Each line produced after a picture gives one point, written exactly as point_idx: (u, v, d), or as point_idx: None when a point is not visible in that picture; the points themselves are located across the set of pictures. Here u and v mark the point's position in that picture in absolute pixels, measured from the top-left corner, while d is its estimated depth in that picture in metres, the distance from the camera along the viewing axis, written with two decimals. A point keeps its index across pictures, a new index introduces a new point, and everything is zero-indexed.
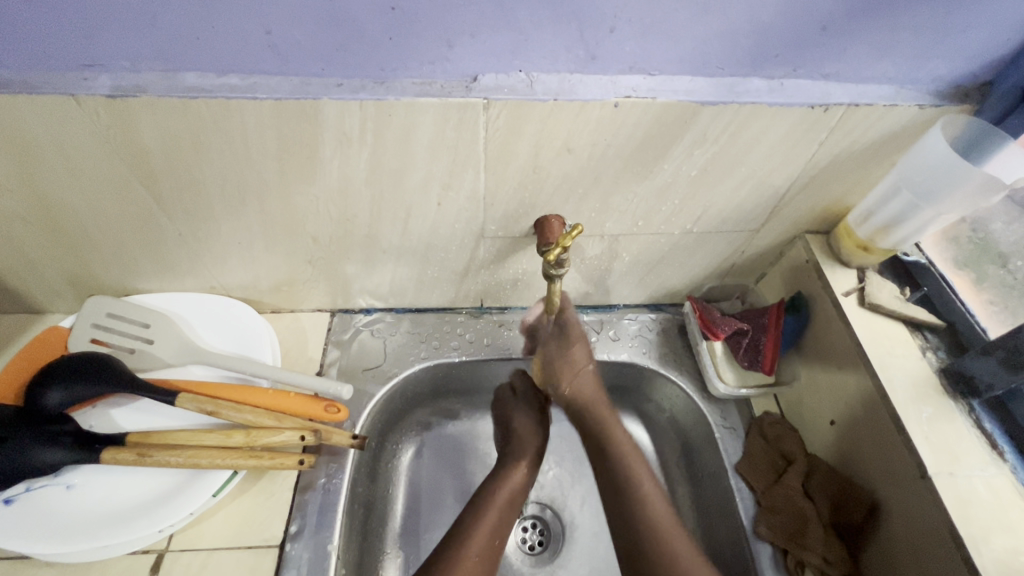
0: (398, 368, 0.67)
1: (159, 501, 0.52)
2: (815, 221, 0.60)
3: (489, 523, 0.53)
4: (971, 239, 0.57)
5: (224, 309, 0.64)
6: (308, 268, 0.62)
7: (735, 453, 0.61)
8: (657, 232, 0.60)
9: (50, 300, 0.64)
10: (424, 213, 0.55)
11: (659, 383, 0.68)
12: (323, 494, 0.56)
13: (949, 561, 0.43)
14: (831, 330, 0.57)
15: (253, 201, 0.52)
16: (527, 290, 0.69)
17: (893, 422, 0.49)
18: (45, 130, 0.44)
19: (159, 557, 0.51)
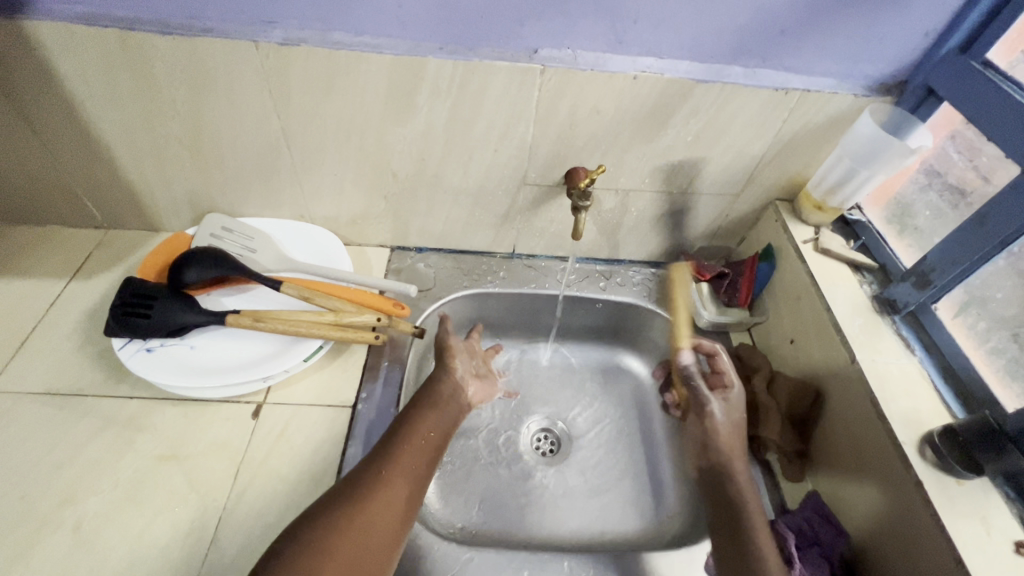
0: (445, 293, 0.82)
1: (263, 359, 0.66)
2: (783, 190, 0.77)
3: (427, 434, 0.62)
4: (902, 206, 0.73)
5: (310, 233, 0.80)
6: (382, 203, 0.78)
7: (715, 370, 0.76)
8: (660, 190, 0.76)
9: (168, 217, 0.79)
10: (482, 158, 0.71)
11: (656, 320, 0.84)
12: (387, 373, 0.71)
13: (867, 417, 0.58)
14: (791, 269, 0.73)
15: (354, 138, 0.69)
16: (553, 239, 0.85)
17: (834, 326, 0.64)
18: (224, 67, 0.60)
19: (258, 407, 0.65)
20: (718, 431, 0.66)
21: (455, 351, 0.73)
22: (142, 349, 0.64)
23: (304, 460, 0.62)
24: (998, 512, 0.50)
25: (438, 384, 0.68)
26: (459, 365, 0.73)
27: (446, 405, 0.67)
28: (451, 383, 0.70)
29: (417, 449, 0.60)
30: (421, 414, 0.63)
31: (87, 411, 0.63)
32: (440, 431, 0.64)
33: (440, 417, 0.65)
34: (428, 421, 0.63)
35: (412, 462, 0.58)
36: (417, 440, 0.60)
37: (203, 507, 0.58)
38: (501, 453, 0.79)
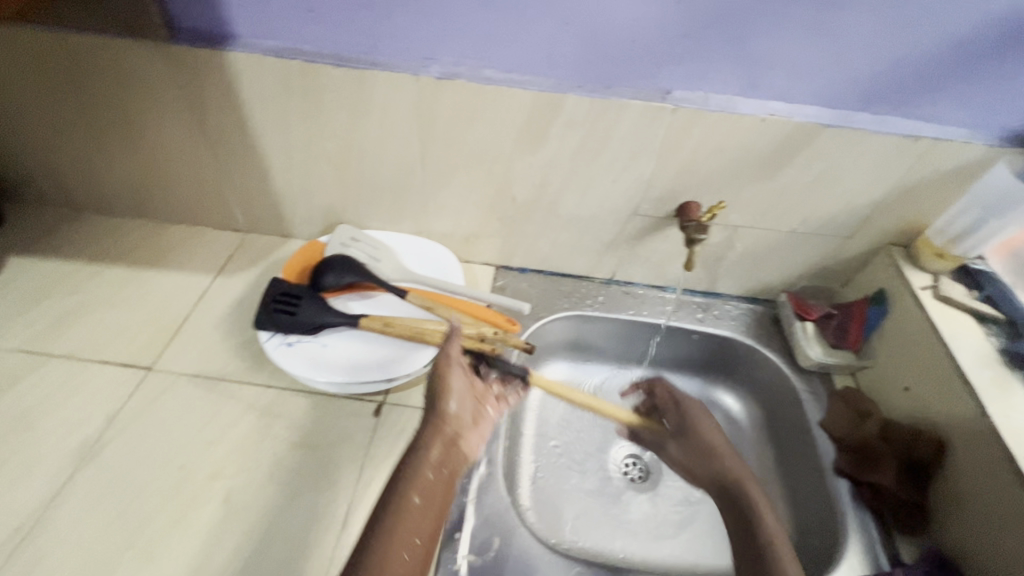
0: (546, 312, 0.85)
1: (386, 362, 0.71)
2: (898, 235, 0.76)
3: (406, 540, 0.49)
4: None
5: (426, 247, 0.86)
6: (496, 224, 0.83)
7: (817, 412, 0.75)
8: (771, 227, 0.78)
9: (301, 225, 0.87)
10: (600, 187, 0.75)
11: (754, 357, 0.84)
12: None
13: (1000, 473, 0.56)
14: (907, 316, 0.72)
15: (484, 164, 0.74)
16: (654, 269, 0.87)
17: (959, 377, 0.63)
18: (383, 97, 0.68)
19: (379, 405, 0.70)
20: (700, 432, 0.63)
21: (449, 388, 0.58)
22: (283, 343, 0.71)
23: None
24: None
25: (417, 469, 0.52)
26: (449, 414, 0.56)
27: (433, 483, 0.53)
28: (441, 447, 0.55)
29: (397, 563, 0.47)
30: (398, 513, 0.49)
31: (232, 395, 0.69)
32: (424, 529, 0.50)
33: (423, 504, 0.51)
34: (409, 521, 0.49)
35: None
36: (392, 566, 0.47)
37: (331, 494, 0.62)
38: (593, 473, 0.81)
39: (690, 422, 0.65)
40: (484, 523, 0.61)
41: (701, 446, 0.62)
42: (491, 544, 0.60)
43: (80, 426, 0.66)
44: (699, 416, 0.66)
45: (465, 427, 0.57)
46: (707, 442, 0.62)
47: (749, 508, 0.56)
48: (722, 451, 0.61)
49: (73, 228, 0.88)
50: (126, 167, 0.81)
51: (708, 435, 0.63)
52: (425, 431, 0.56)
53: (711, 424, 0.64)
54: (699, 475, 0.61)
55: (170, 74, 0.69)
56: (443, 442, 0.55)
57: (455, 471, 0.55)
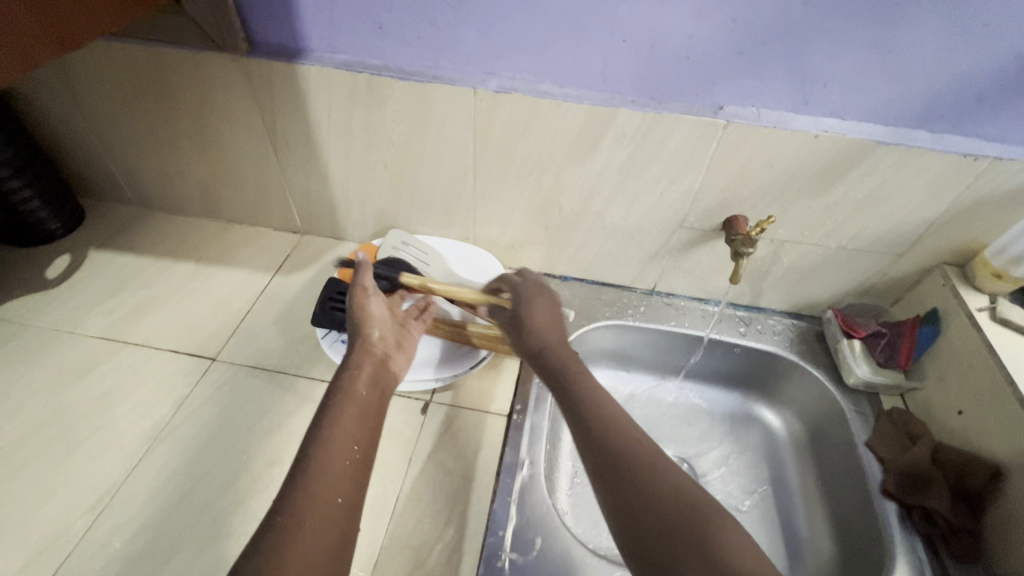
0: (588, 320, 0.87)
1: (434, 361, 0.75)
2: (953, 255, 0.75)
3: (340, 447, 0.50)
4: None
5: (473, 252, 0.88)
6: (542, 233, 0.85)
7: (864, 431, 0.74)
8: (818, 243, 0.77)
9: (355, 228, 0.92)
10: (646, 199, 0.77)
11: (798, 373, 0.83)
12: (539, 388, 0.76)
13: None
14: (963, 337, 0.70)
15: (533, 173, 0.77)
16: (696, 281, 0.87)
17: (1018, 402, 0.61)
18: (441, 108, 0.71)
19: (426, 403, 0.73)
20: (533, 322, 0.65)
21: (373, 317, 0.65)
22: (339, 340, 0.76)
23: (467, 457, 0.68)
24: None
25: (347, 391, 0.56)
26: (375, 336, 0.63)
27: (369, 394, 0.57)
28: (373, 366, 0.60)
29: (341, 467, 0.49)
30: (329, 425, 0.51)
31: (289, 387, 0.73)
32: (363, 430, 0.53)
33: (359, 410, 0.54)
34: (345, 427, 0.52)
35: (336, 491, 0.47)
36: (332, 470, 0.48)
37: (380, 486, 0.65)
38: None
39: (521, 298, 0.68)
40: (527, 523, 0.63)
41: (529, 326, 0.65)
42: (534, 544, 0.62)
43: (152, 408, 0.71)
44: (538, 307, 0.66)
45: (385, 345, 0.64)
46: (529, 315, 0.65)
47: (573, 392, 0.57)
48: (540, 323, 0.64)
49: (147, 225, 0.95)
50: (198, 169, 0.87)
51: (533, 307, 0.66)
52: (355, 354, 0.61)
53: (544, 294, 0.68)
54: (547, 368, 0.61)
55: (244, 85, 0.74)
56: (365, 359, 0.60)
57: (384, 384, 0.60)
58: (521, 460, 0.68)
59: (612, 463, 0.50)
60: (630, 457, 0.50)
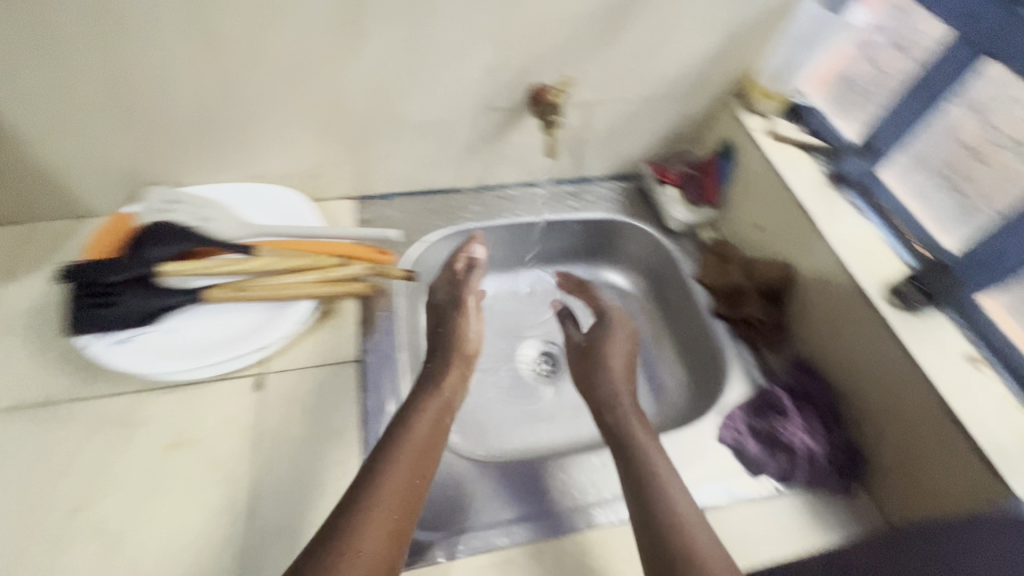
0: (422, 235, 0.80)
1: (253, 330, 0.63)
2: (734, 85, 0.80)
3: (404, 468, 0.50)
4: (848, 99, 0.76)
5: (268, 192, 0.74)
6: (341, 150, 0.74)
7: (690, 267, 0.81)
8: (621, 98, 0.77)
9: (97, 199, 0.70)
10: (442, 84, 0.68)
11: (629, 231, 0.87)
12: (385, 321, 0.70)
13: (835, 276, 0.65)
14: (751, 160, 0.77)
15: (301, 77, 0.63)
16: (520, 165, 0.84)
17: (797, 205, 0.70)
18: (142, 9, 0.54)
19: (260, 377, 0.63)
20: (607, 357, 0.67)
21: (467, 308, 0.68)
22: (114, 341, 0.59)
23: (324, 417, 0.61)
24: (953, 331, 0.58)
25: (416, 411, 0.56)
26: (469, 334, 0.66)
27: (437, 399, 0.58)
28: (435, 378, 0.60)
29: (401, 487, 0.48)
30: (400, 434, 0.52)
31: (69, 416, 0.58)
32: (433, 452, 0.53)
33: (426, 425, 0.54)
34: (411, 442, 0.52)
35: (393, 510, 0.47)
36: (392, 489, 0.48)
37: (231, 485, 0.56)
38: (504, 379, 0.82)
39: (608, 324, 0.72)
40: None
41: (611, 369, 0.66)
42: None
43: None
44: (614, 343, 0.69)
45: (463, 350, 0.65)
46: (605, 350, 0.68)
47: (637, 449, 0.56)
48: (613, 368, 0.66)
49: None
50: None
51: (612, 346, 0.69)
52: (442, 355, 0.63)
53: (630, 330, 0.72)
54: (611, 425, 0.60)
55: None
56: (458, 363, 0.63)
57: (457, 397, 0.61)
58: (383, 398, 0.63)
59: (647, 505, 0.51)
60: (674, 518, 0.49)
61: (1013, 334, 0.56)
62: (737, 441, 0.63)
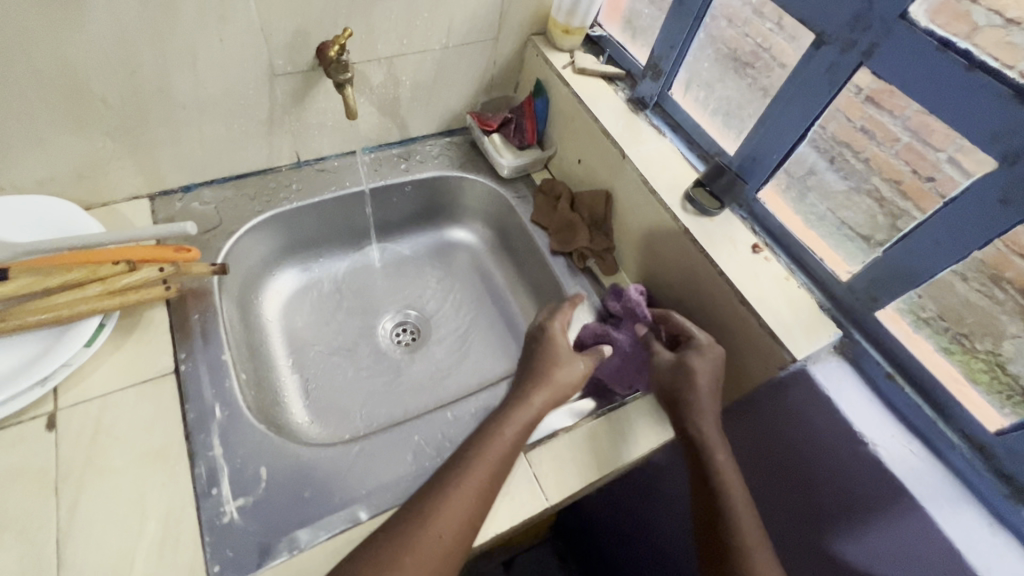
0: (237, 225, 0.73)
1: (27, 365, 0.54)
2: (534, 23, 0.80)
3: (478, 476, 0.51)
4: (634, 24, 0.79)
5: (26, 204, 0.62)
6: (108, 143, 0.64)
7: (527, 211, 0.83)
8: (424, 48, 0.74)
9: None
10: (209, 53, 0.61)
11: (466, 185, 0.86)
12: (203, 323, 0.64)
13: (642, 195, 0.69)
14: (562, 97, 0.79)
15: (20, 62, 0.53)
16: (336, 134, 0.79)
17: (604, 133, 0.73)
18: None
19: (52, 416, 0.55)
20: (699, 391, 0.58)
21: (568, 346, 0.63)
22: None
23: (140, 441, 0.55)
24: (740, 228, 0.64)
25: (485, 444, 0.53)
26: (558, 336, 0.64)
27: (525, 407, 0.57)
28: (549, 380, 0.59)
29: (470, 490, 0.50)
30: (481, 437, 0.54)
31: None
32: (503, 459, 0.53)
33: (507, 434, 0.54)
34: (488, 450, 0.53)
35: (455, 514, 0.48)
36: (461, 492, 0.49)
37: (25, 543, 0.48)
38: (364, 358, 0.79)
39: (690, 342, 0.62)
40: (243, 461, 0.55)
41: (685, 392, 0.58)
42: (260, 475, 0.55)
43: None
44: (687, 379, 0.58)
45: (572, 373, 0.60)
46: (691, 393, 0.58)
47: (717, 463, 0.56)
48: (703, 410, 0.57)
49: None
50: None
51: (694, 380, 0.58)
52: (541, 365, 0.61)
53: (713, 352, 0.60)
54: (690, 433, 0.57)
55: None
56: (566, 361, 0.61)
57: (552, 395, 0.58)
58: (208, 405, 0.58)
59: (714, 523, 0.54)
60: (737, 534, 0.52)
61: (788, 220, 0.62)
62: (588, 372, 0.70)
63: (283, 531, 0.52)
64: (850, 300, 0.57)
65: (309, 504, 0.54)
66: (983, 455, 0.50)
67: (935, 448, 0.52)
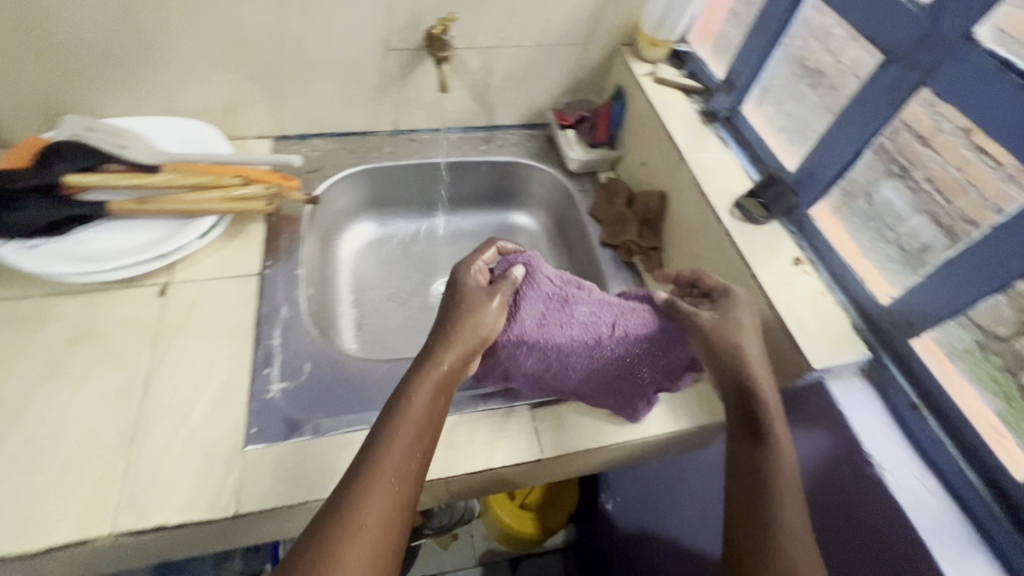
0: (335, 171, 0.85)
1: (156, 241, 0.68)
2: (624, 34, 0.86)
3: (399, 452, 0.45)
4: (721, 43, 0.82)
5: (184, 125, 0.78)
6: (252, 87, 0.79)
7: (586, 203, 0.88)
8: (518, 44, 0.83)
9: (18, 127, 0.75)
10: (342, 23, 0.74)
11: (535, 174, 0.93)
12: (290, 243, 0.76)
13: (693, 197, 0.71)
14: (637, 102, 0.84)
15: (205, 12, 0.69)
16: (431, 110, 0.89)
17: (668, 137, 0.76)
18: None
19: (164, 286, 0.68)
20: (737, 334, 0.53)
21: (477, 291, 0.55)
22: (26, 247, 0.64)
23: (221, 320, 0.66)
24: (785, 241, 0.65)
25: (393, 429, 0.46)
26: (472, 277, 0.56)
27: (436, 374, 0.50)
28: (460, 333, 0.52)
29: (396, 475, 0.44)
30: (393, 418, 0.47)
31: None
32: (419, 432, 0.47)
33: (421, 407, 0.48)
34: (404, 430, 0.46)
35: (383, 498, 0.43)
36: (383, 476, 0.44)
37: (125, 374, 0.61)
38: (414, 310, 0.88)
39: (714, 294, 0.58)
40: (294, 355, 0.65)
41: (728, 341, 0.53)
42: (304, 369, 0.64)
43: None
44: (726, 336, 0.53)
45: (484, 324, 0.54)
46: (734, 342, 0.53)
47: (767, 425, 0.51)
48: (755, 364, 0.53)
49: None
50: None
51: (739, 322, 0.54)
52: (446, 319, 0.53)
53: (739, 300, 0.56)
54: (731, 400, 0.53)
55: None
56: (475, 311, 0.54)
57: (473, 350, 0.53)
58: (278, 306, 0.69)
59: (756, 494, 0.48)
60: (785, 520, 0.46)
61: (836, 239, 0.63)
62: (517, 342, 0.57)
63: (311, 416, 0.60)
64: (886, 323, 0.56)
65: (336, 401, 0.62)
66: (1005, 506, 0.47)
67: (958, 493, 0.50)
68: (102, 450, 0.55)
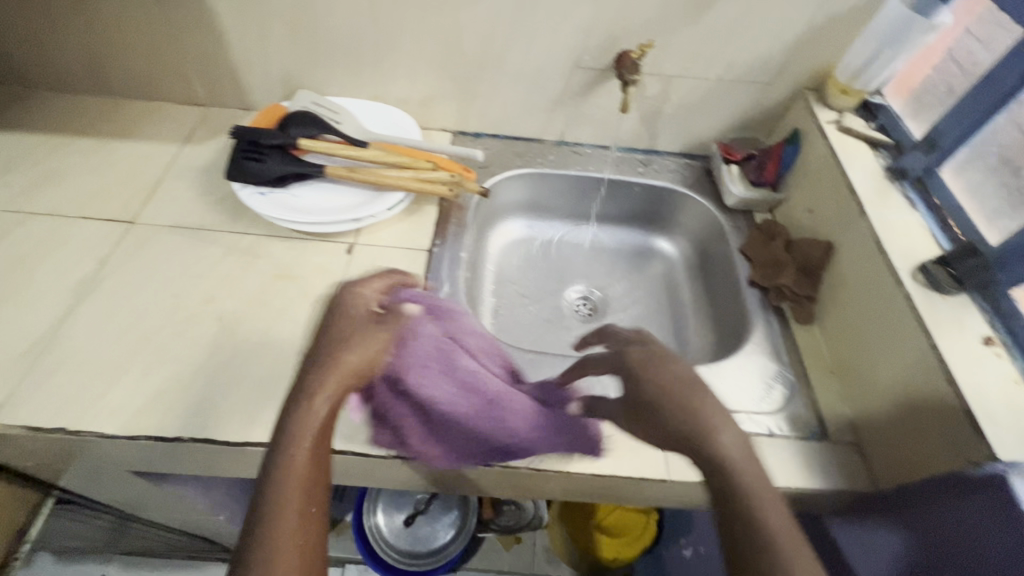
0: (501, 170, 0.92)
1: (354, 206, 0.78)
2: (812, 79, 0.85)
3: (297, 498, 0.45)
4: (921, 100, 0.78)
5: (386, 111, 0.90)
6: (450, 86, 0.88)
7: (738, 240, 0.87)
8: (701, 76, 0.85)
9: (261, 93, 0.90)
10: (543, 39, 0.81)
11: (687, 203, 0.94)
12: (457, 228, 0.83)
13: (869, 253, 0.68)
14: (814, 148, 0.82)
15: (433, 16, 0.79)
16: (599, 127, 0.94)
17: (847, 189, 0.74)
18: None
19: (351, 245, 0.78)
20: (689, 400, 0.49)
21: (358, 327, 0.55)
22: (257, 193, 0.77)
23: None
24: (974, 318, 0.60)
25: (275, 480, 0.45)
26: (354, 311, 0.56)
27: (308, 420, 0.48)
28: (331, 365, 0.52)
29: (297, 523, 0.44)
30: (285, 466, 0.45)
31: (214, 241, 0.76)
32: (312, 477, 0.46)
33: (305, 457, 0.46)
34: (292, 481, 0.45)
35: (295, 543, 0.43)
36: (290, 526, 0.43)
37: (313, 313, 0.70)
38: (546, 311, 0.93)
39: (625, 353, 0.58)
40: None
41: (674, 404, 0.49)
42: None
43: (73, 268, 0.70)
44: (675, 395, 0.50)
45: (351, 361, 0.53)
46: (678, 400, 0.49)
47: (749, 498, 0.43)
48: (706, 428, 0.47)
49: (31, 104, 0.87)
50: (78, 33, 0.81)
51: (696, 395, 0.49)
52: (317, 362, 0.52)
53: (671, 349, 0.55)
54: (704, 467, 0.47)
55: None
56: (346, 351, 0.53)
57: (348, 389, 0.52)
58: (441, 282, 0.76)
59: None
60: None
61: None
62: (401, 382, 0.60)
63: None
64: None
65: None
66: None
67: None
68: (289, 373, 0.65)
